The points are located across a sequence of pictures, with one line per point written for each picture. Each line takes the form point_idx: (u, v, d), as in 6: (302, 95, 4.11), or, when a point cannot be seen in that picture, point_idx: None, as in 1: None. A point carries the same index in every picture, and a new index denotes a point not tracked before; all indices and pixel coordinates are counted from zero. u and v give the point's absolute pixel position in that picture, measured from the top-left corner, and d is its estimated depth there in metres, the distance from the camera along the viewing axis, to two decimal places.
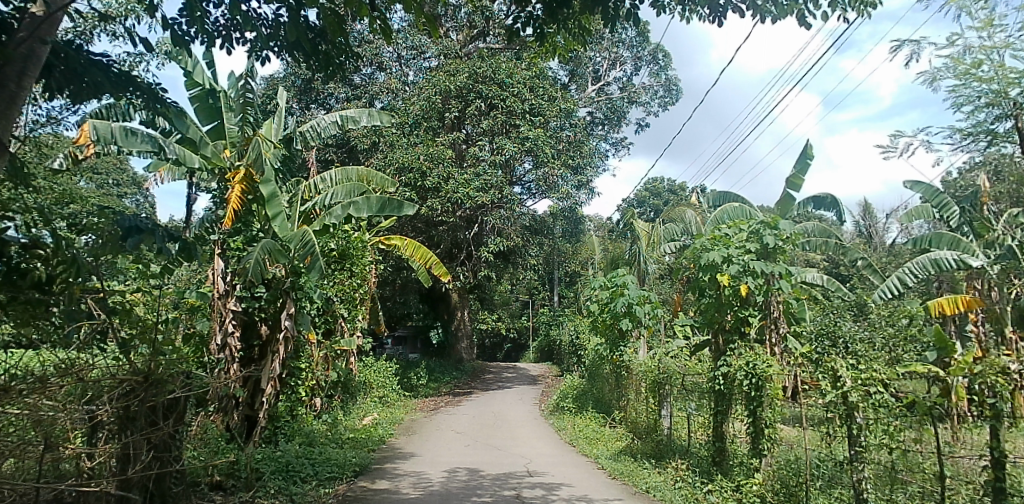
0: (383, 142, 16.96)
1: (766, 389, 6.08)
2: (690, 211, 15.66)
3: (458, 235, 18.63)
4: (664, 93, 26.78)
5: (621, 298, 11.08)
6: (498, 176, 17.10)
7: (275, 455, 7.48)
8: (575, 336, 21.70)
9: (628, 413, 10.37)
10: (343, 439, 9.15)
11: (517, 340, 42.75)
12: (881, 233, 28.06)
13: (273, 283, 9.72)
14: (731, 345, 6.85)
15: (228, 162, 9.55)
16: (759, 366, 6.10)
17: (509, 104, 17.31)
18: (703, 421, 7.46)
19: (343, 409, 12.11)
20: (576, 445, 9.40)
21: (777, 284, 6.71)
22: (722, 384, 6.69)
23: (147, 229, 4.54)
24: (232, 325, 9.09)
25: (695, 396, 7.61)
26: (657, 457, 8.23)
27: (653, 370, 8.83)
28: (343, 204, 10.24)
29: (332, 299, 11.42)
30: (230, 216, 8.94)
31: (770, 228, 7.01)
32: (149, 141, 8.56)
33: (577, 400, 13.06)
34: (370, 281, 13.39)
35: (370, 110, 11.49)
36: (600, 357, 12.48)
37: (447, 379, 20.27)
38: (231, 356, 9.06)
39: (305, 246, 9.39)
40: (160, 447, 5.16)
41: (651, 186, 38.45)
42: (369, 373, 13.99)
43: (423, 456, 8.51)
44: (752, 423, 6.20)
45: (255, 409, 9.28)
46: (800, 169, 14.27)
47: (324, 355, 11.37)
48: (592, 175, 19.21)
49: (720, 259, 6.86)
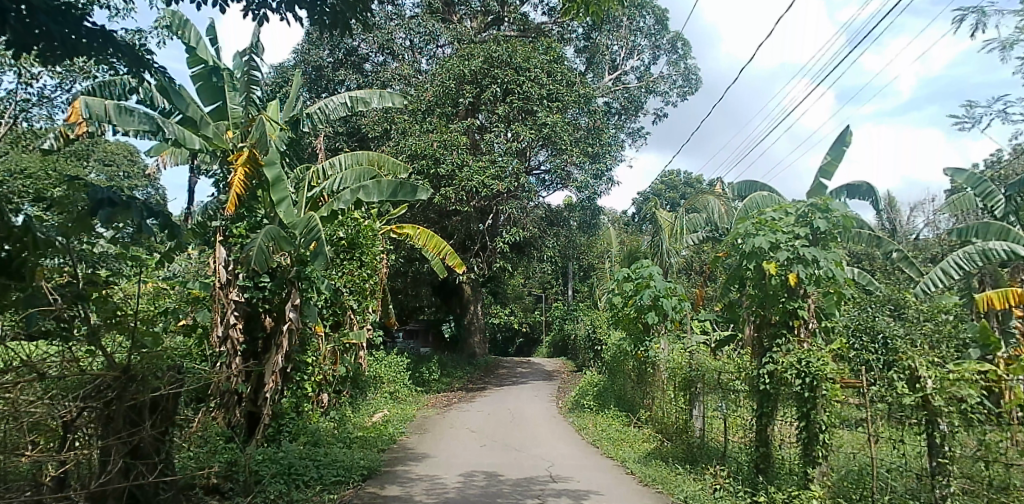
0: (395, 129, 16.45)
1: (822, 390, 5.43)
2: (715, 200, 14.95)
3: (472, 226, 18.07)
4: (683, 82, 26.01)
5: (647, 291, 10.37)
6: (514, 164, 16.47)
7: (276, 456, 6.94)
8: (591, 331, 21.06)
9: (655, 412, 9.74)
10: (351, 438, 8.59)
11: (529, 335, 42.26)
12: (905, 227, 27.09)
13: (278, 272, 9.21)
14: (779, 340, 6.20)
15: (231, 143, 8.97)
16: (814, 363, 5.47)
17: (525, 90, 16.68)
18: (743, 424, 6.78)
19: (353, 405, 11.57)
20: (600, 446, 8.77)
21: (832, 273, 6.05)
22: (767, 384, 6.05)
23: (123, 203, 3.56)
24: (234, 317, 8.55)
25: (735, 396, 6.93)
26: (691, 462, 7.56)
27: (684, 366, 8.20)
28: (352, 189, 9.42)
29: (340, 290, 10.86)
30: (232, 201, 8.36)
31: (821, 211, 6.31)
32: (145, 120, 7.91)
33: (598, 398, 12.42)
34: (381, 272, 12.81)
35: (381, 91, 10.91)
36: (622, 353, 11.85)
37: (460, 374, 19.75)
38: (233, 349, 8.54)
39: (310, 232, 8.79)
40: (140, 452, 4.60)
41: (666, 179, 37.64)
42: (379, 368, 13.44)
43: (438, 458, 7.92)
44: (804, 428, 5.55)
45: (258, 405, 8.76)
46: (835, 156, 13.53)
47: (332, 348, 10.82)
48: (611, 163, 18.51)
49: (767, 245, 6.16)
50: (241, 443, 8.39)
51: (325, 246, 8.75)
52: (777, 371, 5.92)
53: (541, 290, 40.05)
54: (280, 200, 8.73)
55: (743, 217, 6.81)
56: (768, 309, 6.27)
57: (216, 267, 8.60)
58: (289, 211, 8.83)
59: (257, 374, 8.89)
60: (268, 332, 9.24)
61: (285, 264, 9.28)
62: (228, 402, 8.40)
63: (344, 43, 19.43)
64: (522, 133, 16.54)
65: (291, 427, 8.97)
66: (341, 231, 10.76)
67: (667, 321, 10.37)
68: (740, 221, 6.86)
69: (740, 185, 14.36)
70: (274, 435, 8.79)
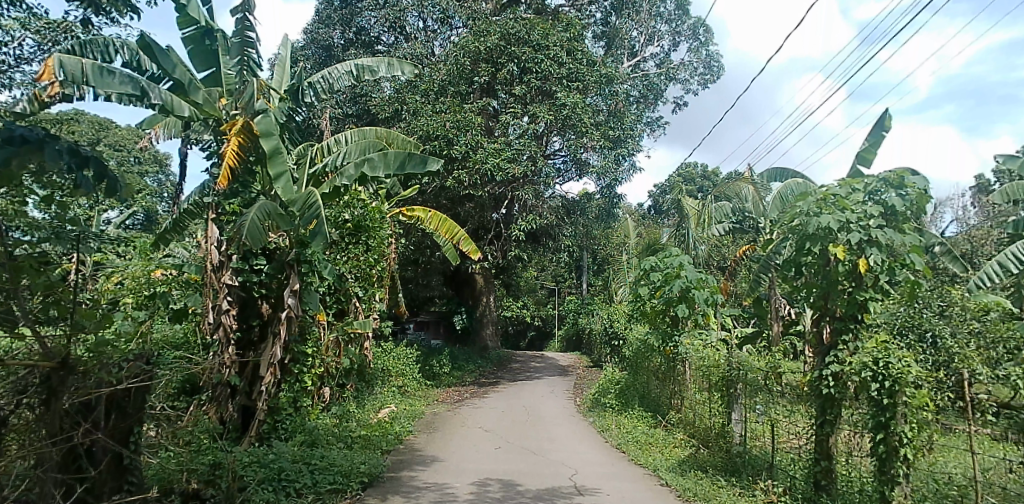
0: (407, 110, 15.72)
1: (905, 397, 4.59)
2: (748, 187, 14.10)
3: (485, 214, 17.28)
4: (705, 70, 24.96)
5: (677, 281, 9.52)
6: (531, 148, 15.61)
7: (267, 458, 6.18)
8: (609, 325, 20.15)
9: (686, 414, 8.90)
10: (352, 438, 7.81)
11: (542, 329, 41.43)
12: (936, 222, 25.77)
13: (276, 255, 8.47)
14: (844, 337, 5.35)
15: (224, 111, 8.27)
16: (894, 365, 4.62)
17: (544, 68, 15.78)
18: (798, 433, 5.91)
19: (357, 400, 10.81)
20: (626, 450, 7.96)
21: (908, 259, 5.20)
22: (832, 387, 5.22)
23: (36, 143, 2.88)
24: (227, 303, 7.83)
25: (787, 400, 6.05)
26: (732, 475, 6.70)
27: (723, 364, 7.37)
28: (356, 162, 8.65)
29: (345, 276, 10.14)
30: (224, 173, 7.58)
31: (895, 187, 5.39)
32: (127, 81, 7.25)
33: (620, 397, 11.56)
34: (389, 258, 12.01)
35: (390, 59, 10.07)
36: (646, 348, 10.98)
37: (471, 368, 19.01)
38: (226, 338, 7.80)
39: (310, 210, 8.00)
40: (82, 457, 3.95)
41: (684, 172, 36.46)
42: (386, 360, 12.71)
43: (448, 463, 7.09)
44: (880, 441, 4.71)
45: (253, 399, 8.11)
46: (874, 142, 12.52)
47: (335, 339, 10.05)
48: (633, 148, 17.55)
49: (835, 225, 5.25)
50: (234, 441, 7.74)
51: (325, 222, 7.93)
52: (845, 372, 5.10)
53: (555, 283, 39.26)
54: (278, 174, 7.89)
55: (801, 194, 5.91)
56: (830, 301, 5.42)
57: (208, 246, 7.89)
58: (288, 187, 7.98)
59: (252, 366, 8.20)
60: (265, 319, 8.50)
61: (284, 244, 8.55)
62: (219, 396, 7.79)
63: (354, 22, 18.73)
64: (540, 115, 15.69)
65: (288, 424, 8.23)
66: (346, 212, 9.97)
67: (698, 315, 9.51)
68: (798, 199, 5.95)
69: (771, 171, 13.42)
70: (270, 432, 8.06)
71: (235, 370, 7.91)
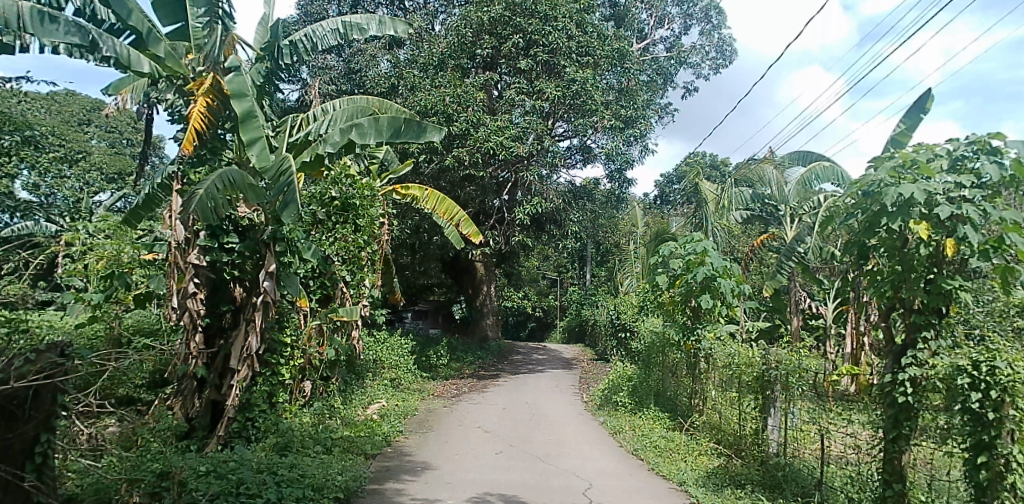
0: (404, 85, 14.68)
1: (1015, 412, 3.64)
2: (771, 169, 12.96)
3: (486, 198, 16.28)
4: (716, 54, 23.73)
5: (701, 268, 8.52)
6: (537, 127, 14.60)
7: (225, 468, 5.23)
8: (615, 316, 19.14)
9: (709, 416, 7.96)
10: (332, 440, 6.87)
11: (543, 319, 40.53)
12: None
13: (249, 233, 7.49)
14: (925, 334, 4.38)
15: (190, 68, 7.29)
16: (1001, 371, 3.65)
17: (553, 41, 14.68)
18: (856, 448, 4.96)
19: (343, 395, 9.83)
20: (644, 458, 7.05)
21: (1010, 239, 4.16)
22: (910, 395, 4.29)
23: None
24: (193, 286, 6.91)
25: (846, 409, 5.07)
26: (772, 492, 5.76)
27: (759, 360, 6.46)
28: (342, 128, 7.56)
29: (331, 258, 9.18)
30: (188, 138, 6.66)
31: (987, 153, 4.34)
32: (73, 29, 6.25)
33: (633, 394, 10.57)
34: (383, 239, 11.02)
35: (381, 15, 8.97)
36: (662, 342, 9.99)
37: (470, 360, 18.11)
38: (192, 324, 6.94)
39: (283, 178, 6.96)
40: None
41: (692, 161, 35.27)
42: (378, 351, 11.78)
43: (440, 473, 6.15)
44: (980, 465, 3.75)
45: (223, 394, 7.22)
46: (910, 123, 11.46)
47: (318, 327, 9.09)
48: (646, 129, 16.49)
49: (917, 196, 4.24)
50: (198, 442, 6.84)
51: (295, 191, 6.89)
52: (929, 376, 4.16)
53: (557, 274, 38.34)
54: (251, 141, 6.94)
55: (870, 164, 4.88)
56: (906, 292, 4.41)
57: (172, 221, 7.01)
58: (263, 154, 7.01)
59: (222, 357, 7.28)
60: (238, 304, 7.50)
61: (258, 221, 7.56)
62: (184, 389, 7.04)
63: None
64: (547, 91, 14.65)
65: (262, 422, 7.24)
66: (333, 190, 9.19)
67: (721, 307, 8.53)
68: (867, 168, 4.91)
69: (795, 154, 12.64)
70: (240, 432, 7.10)
71: (199, 361, 7.01)
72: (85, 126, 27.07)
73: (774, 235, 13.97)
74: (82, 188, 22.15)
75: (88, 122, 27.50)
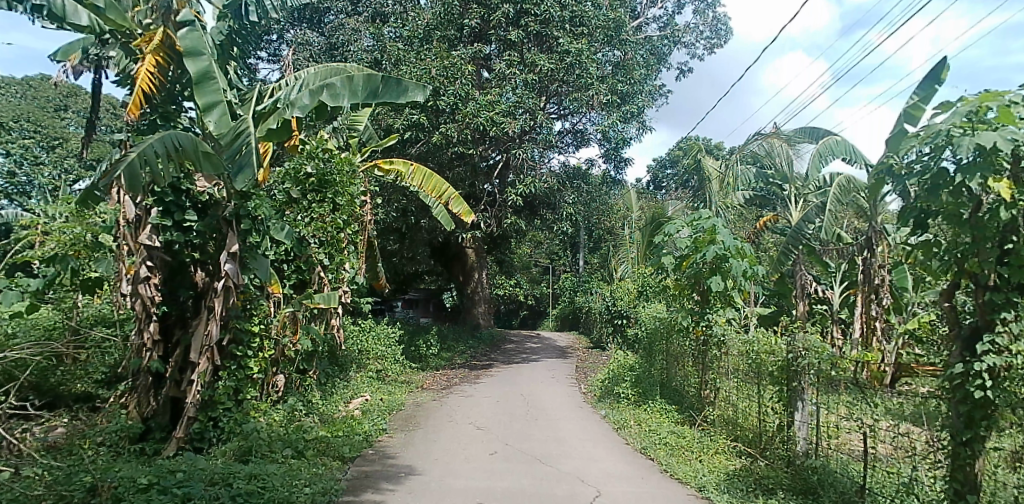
0: (387, 58, 13.81)
1: None
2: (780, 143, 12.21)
3: (476, 180, 15.46)
4: (712, 33, 22.88)
5: (710, 247, 7.76)
6: (528, 103, 13.75)
7: (171, 481, 4.45)
8: (611, 303, 18.43)
9: (725, 409, 7.24)
10: (305, 442, 6.12)
11: (535, 307, 39.94)
12: None
13: (209, 209, 6.62)
14: (1004, 316, 3.62)
15: (135, 21, 6.41)
16: None
17: (544, 10, 13.83)
18: (910, 450, 4.25)
19: (322, 389, 9.05)
20: (655, 458, 6.35)
21: None
22: (989, 389, 3.59)
23: None
24: (147, 270, 6.16)
25: (896, 405, 4.37)
26: (805, 498, 5.06)
27: (783, 348, 5.73)
28: (313, 89, 6.74)
29: (306, 240, 8.35)
30: (134, 102, 5.87)
31: None
32: None
33: (637, 384, 9.84)
34: (366, 220, 10.20)
35: None
36: (667, 329, 9.25)
37: (461, 350, 17.38)
38: (146, 312, 6.19)
39: (238, 140, 6.19)
40: None
41: (686, 145, 34.49)
42: (362, 341, 10.99)
43: (426, 480, 5.40)
44: None
45: (183, 390, 6.42)
46: None
47: (293, 315, 8.29)
48: (644, 105, 15.70)
49: (1001, 148, 3.47)
50: (154, 444, 6.09)
51: (253, 157, 6.11)
52: None
53: (549, 261, 37.67)
54: (210, 105, 6.10)
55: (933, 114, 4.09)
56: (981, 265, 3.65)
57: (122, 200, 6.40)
58: (223, 119, 6.16)
59: (181, 350, 6.44)
60: (199, 290, 6.67)
61: (218, 196, 6.67)
62: (140, 386, 6.31)
63: None
64: (539, 64, 13.79)
65: (226, 422, 6.44)
66: (309, 165, 8.38)
67: (733, 290, 7.77)
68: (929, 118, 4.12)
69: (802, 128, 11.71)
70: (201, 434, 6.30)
71: (153, 354, 6.28)
72: (62, 111, 25.69)
73: (778, 217, 13.37)
74: (59, 175, 21.13)
75: (65, 109, 26.17)
